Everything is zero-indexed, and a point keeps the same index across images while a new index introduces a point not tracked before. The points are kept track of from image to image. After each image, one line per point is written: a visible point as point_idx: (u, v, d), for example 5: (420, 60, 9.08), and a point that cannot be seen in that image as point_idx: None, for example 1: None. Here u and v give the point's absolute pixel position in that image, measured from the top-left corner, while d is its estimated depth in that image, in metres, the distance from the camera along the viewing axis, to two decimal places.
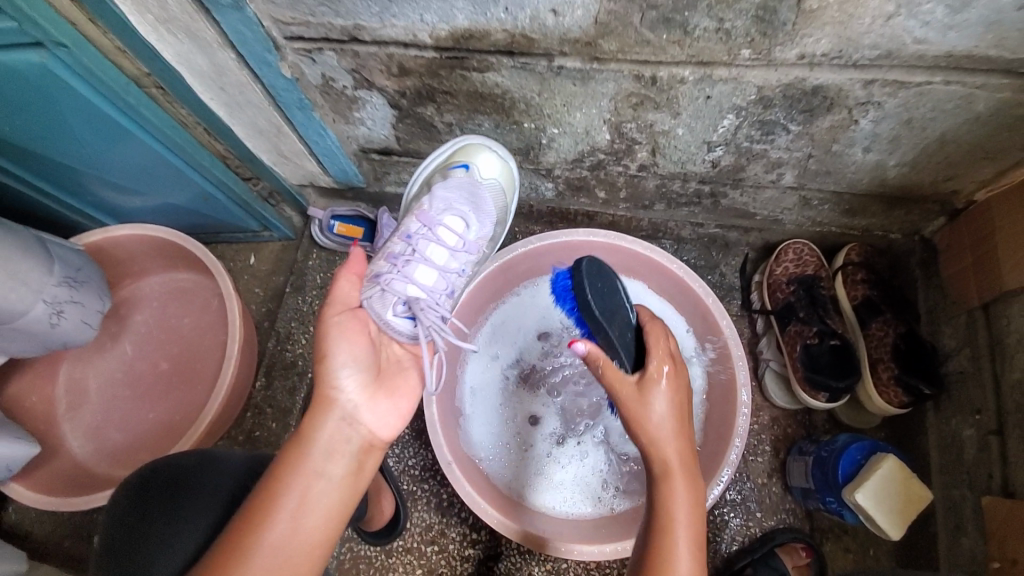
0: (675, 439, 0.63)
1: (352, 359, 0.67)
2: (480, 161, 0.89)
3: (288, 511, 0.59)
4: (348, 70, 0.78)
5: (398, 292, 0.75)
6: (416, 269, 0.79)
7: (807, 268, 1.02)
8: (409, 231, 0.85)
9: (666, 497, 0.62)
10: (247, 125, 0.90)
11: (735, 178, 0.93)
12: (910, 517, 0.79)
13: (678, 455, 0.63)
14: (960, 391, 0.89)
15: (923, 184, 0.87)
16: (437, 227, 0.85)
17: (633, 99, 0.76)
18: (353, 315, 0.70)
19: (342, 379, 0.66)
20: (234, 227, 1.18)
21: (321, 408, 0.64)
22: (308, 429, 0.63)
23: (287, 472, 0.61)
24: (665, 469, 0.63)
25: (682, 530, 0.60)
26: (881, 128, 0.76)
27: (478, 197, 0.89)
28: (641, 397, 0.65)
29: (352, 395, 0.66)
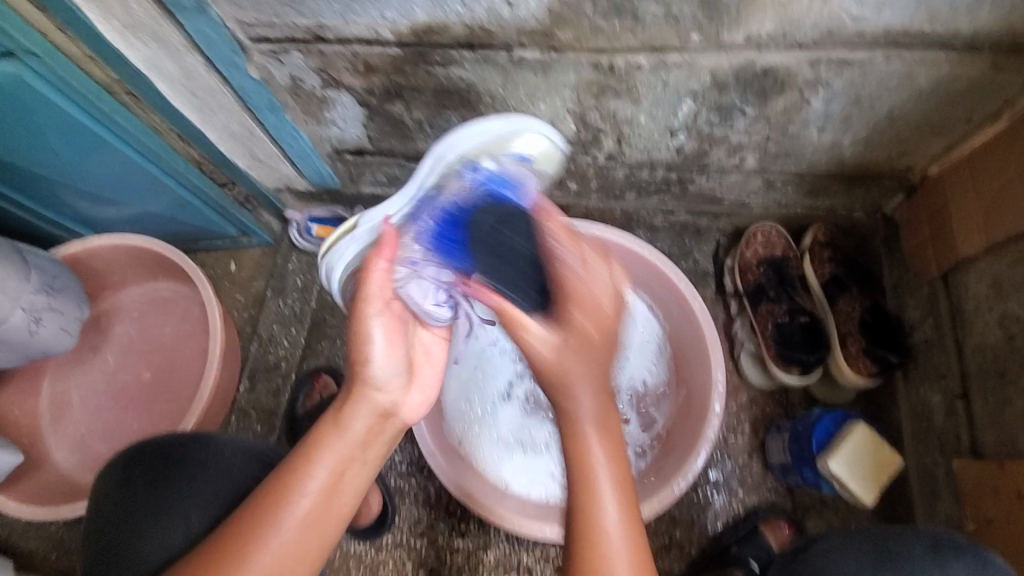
0: (590, 392, 0.57)
1: (390, 348, 0.64)
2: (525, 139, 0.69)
3: (321, 489, 0.59)
4: (315, 70, 0.80)
5: (434, 278, 0.68)
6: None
7: (775, 249, 1.04)
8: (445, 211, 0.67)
9: (583, 457, 0.58)
10: (220, 129, 0.91)
11: (700, 164, 0.95)
12: (883, 482, 0.82)
13: (596, 405, 0.58)
14: (926, 359, 0.92)
15: (879, 161, 0.90)
16: None
17: (594, 87, 0.78)
18: (389, 309, 0.64)
19: (380, 366, 0.63)
20: (213, 235, 1.19)
21: (359, 392, 0.62)
22: (340, 415, 0.61)
23: (325, 449, 0.60)
24: (574, 418, 0.58)
25: (604, 482, 0.57)
26: (832, 107, 0.79)
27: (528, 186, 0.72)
28: (561, 347, 0.57)
29: (390, 383, 0.64)
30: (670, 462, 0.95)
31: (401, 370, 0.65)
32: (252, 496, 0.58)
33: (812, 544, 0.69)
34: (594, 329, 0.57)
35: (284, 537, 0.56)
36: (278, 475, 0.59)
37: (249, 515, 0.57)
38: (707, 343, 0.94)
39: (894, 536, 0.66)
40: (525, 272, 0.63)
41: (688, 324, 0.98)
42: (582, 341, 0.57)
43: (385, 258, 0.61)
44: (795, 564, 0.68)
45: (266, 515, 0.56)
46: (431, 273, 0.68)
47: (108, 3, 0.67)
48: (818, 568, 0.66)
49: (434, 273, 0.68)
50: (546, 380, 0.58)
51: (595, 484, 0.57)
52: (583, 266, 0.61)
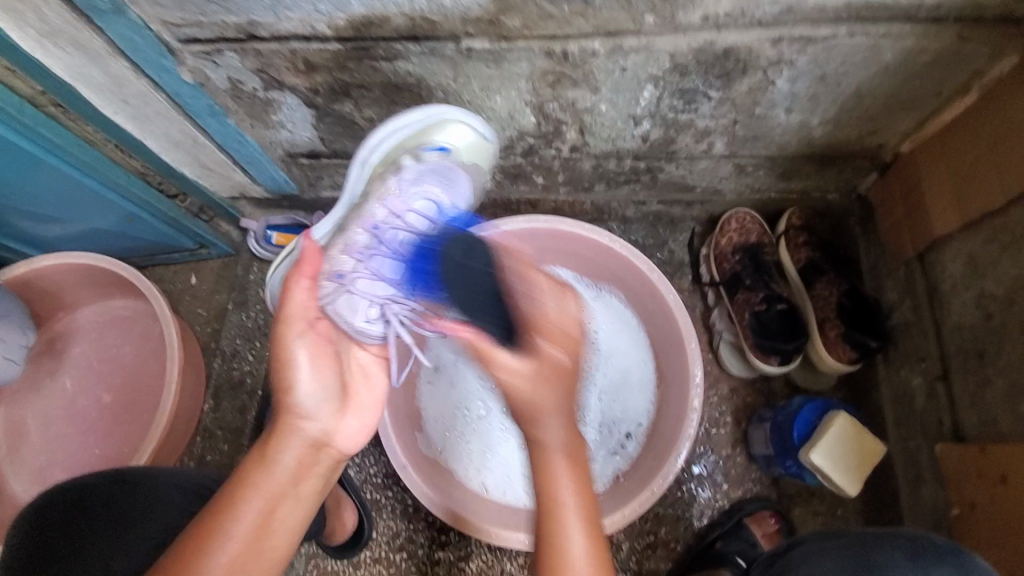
0: (560, 427, 0.59)
1: (319, 382, 0.63)
2: (450, 132, 0.81)
3: (250, 531, 0.55)
4: (254, 71, 0.75)
5: (369, 295, 0.70)
6: (382, 264, 0.73)
7: (750, 236, 1.02)
8: (374, 220, 0.76)
9: (546, 488, 0.59)
10: (161, 137, 0.86)
11: (668, 151, 0.92)
12: (866, 473, 0.79)
13: (564, 420, 0.59)
14: (906, 341, 0.90)
15: (850, 140, 0.87)
16: (406, 214, 0.76)
17: (550, 77, 0.75)
18: (314, 330, 0.64)
19: (306, 398, 0.62)
20: (170, 248, 1.13)
21: (284, 426, 0.61)
22: (268, 449, 0.59)
23: (251, 490, 0.56)
24: (547, 455, 0.59)
25: (562, 479, 0.58)
26: (798, 87, 0.76)
27: (453, 180, 0.83)
28: (528, 376, 0.58)
29: (319, 420, 0.63)
30: (651, 460, 0.92)
31: (333, 396, 0.64)
32: (178, 541, 0.54)
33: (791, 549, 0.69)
34: (564, 362, 0.59)
35: None
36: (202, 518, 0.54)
37: (171, 562, 0.52)
38: (682, 335, 0.92)
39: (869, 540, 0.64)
40: (488, 299, 0.63)
41: (662, 315, 0.96)
42: (541, 367, 0.59)
43: (306, 277, 0.63)
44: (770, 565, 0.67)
45: (187, 566, 0.51)
46: (363, 288, 0.70)
47: (17, 10, 0.61)
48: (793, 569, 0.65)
49: (364, 287, 0.70)
50: (530, 430, 0.60)
51: (557, 489, 0.58)
52: (561, 307, 0.61)
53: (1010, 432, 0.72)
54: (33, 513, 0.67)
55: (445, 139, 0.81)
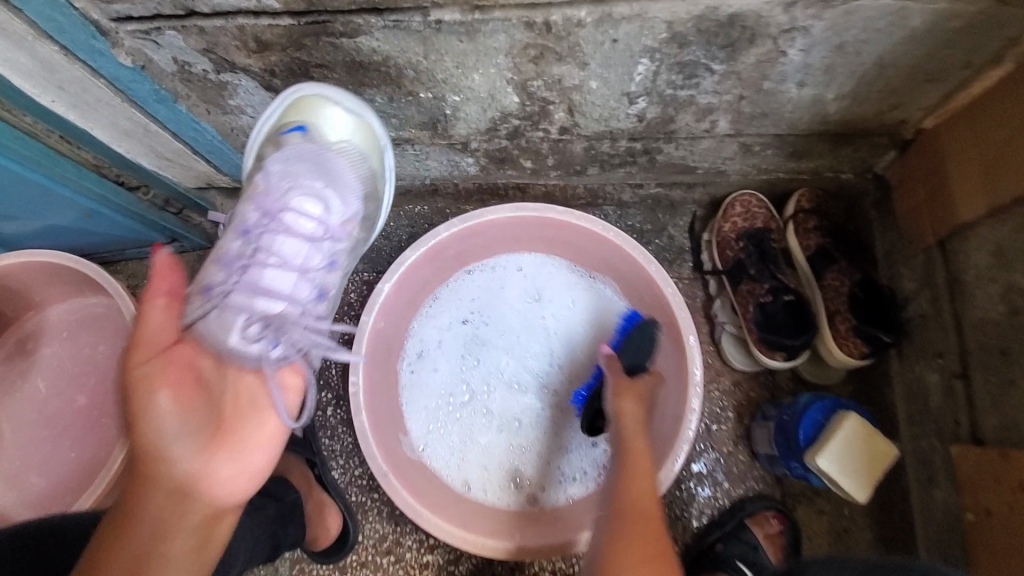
0: (645, 456, 0.73)
1: (180, 428, 0.55)
2: (327, 118, 0.74)
3: None
4: (201, 51, 0.67)
5: (245, 309, 0.65)
6: (263, 275, 0.69)
7: (756, 220, 0.95)
8: (246, 223, 0.71)
9: (634, 499, 0.69)
10: (108, 127, 0.79)
11: (666, 131, 0.84)
12: (876, 479, 0.73)
13: (642, 440, 0.75)
14: (922, 335, 0.83)
15: (868, 116, 0.79)
16: (283, 215, 0.72)
17: (532, 51, 0.66)
18: (166, 359, 0.56)
19: (168, 448, 0.54)
20: (138, 242, 1.07)
21: (140, 483, 0.53)
22: (125, 511, 0.52)
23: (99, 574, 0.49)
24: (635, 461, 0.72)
25: (648, 490, 0.71)
26: (812, 57, 0.67)
27: (329, 166, 0.74)
28: (627, 391, 0.78)
29: (186, 470, 0.54)
30: None
31: (200, 432, 0.57)
32: None
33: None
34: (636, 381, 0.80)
35: None
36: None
37: None
38: (680, 329, 0.85)
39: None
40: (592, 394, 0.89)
41: (660, 310, 0.89)
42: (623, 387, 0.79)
43: (161, 293, 0.56)
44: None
45: None
46: (237, 304, 0.65)
47: None
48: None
49: (234, 299, 0.65)
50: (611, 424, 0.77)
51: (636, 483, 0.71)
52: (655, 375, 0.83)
53: None
54: None
55: (311, 121, 0.74)
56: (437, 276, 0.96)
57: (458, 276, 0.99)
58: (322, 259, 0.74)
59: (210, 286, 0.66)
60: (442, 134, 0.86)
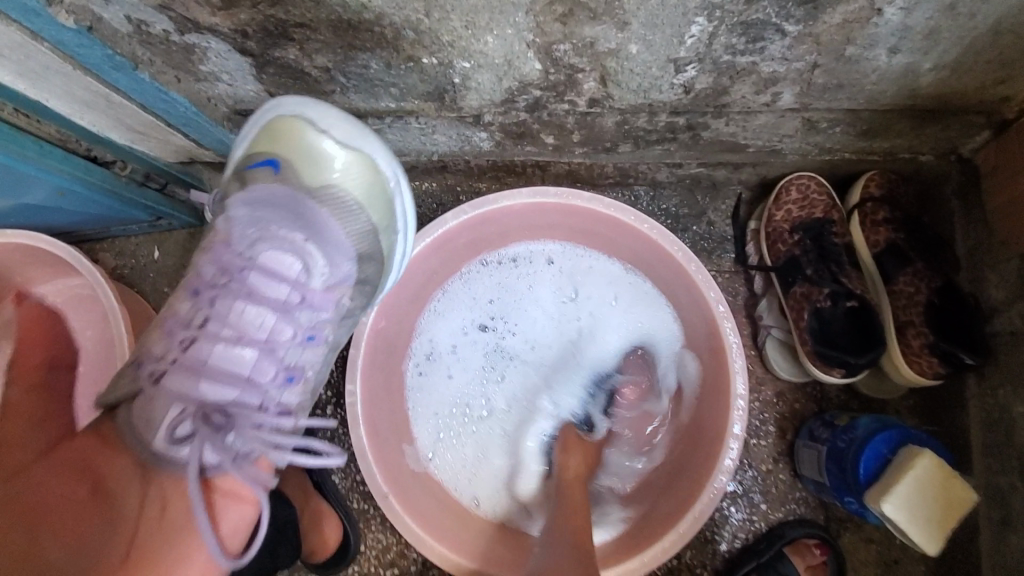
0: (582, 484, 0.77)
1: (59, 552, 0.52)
2: (312, 156, 0.65)
3: None
4: (156, 7, 0.55)
5: (188, 397, 0.59)
6: (212, 353, 0.62)
7: (815, 210, 0.81)
8: (204, 283, 0.64)
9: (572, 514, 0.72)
10: (66, 98, 0.68)
11: (716, 104, 0.70)
12: (950, 528, 0.63)
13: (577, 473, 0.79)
14: (1010, 356, 0.71)
15: (971, 89, 0.64)
16: (246, 274, 0.64)
17: (558, 8, 0.53)
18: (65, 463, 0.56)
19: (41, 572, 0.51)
20: (122, 220, 0.97)
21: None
22: None
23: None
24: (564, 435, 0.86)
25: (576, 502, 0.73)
26: (916, 17, 0.53)
27: (305, 216, 0.65)
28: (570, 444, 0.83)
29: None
30: (677, 485, 0.79)
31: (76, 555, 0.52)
32: None
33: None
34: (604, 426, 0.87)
35: None
36: None
37: None
38: (723, 340, 0.75)
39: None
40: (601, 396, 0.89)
41: (700, 315, 0.78)
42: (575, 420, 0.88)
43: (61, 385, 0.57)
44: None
45: None
46: (176, 390, 0.59)
47: None
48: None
49: (174, 384, 0.59)
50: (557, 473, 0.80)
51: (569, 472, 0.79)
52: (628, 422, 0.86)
53: None
54: None
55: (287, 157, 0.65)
56: (447, 268, 0.86)
57: (470, 267, 0.88)
58: (291, 332, 0.65)
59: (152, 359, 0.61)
60: (450, 106, 0.74)
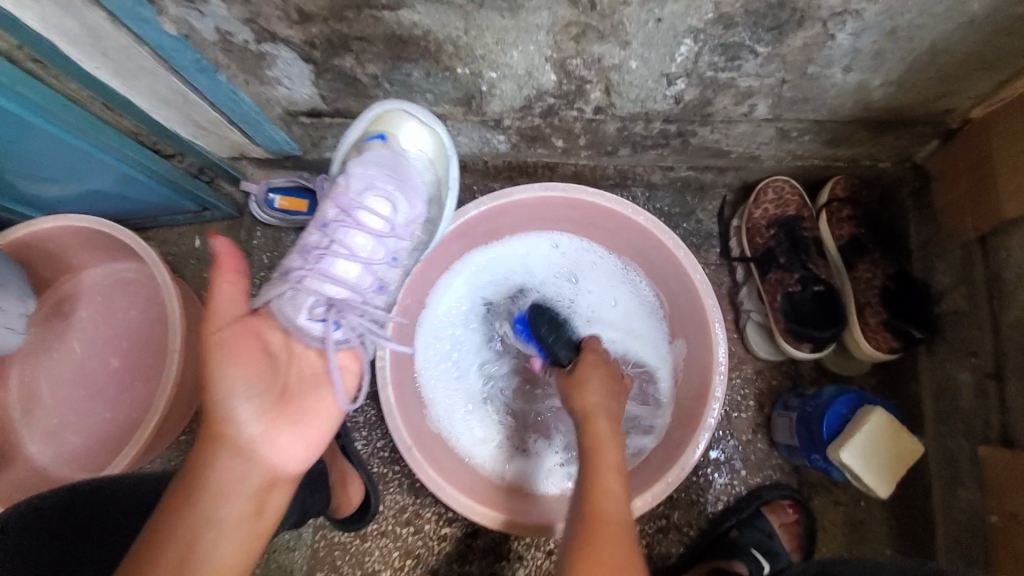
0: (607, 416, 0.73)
1: (246, 388, 0.57)
2: (406, 133, 0.76)
3: (169, 564, 0.50)
4: (243, 21, 0.67)
5: (314, 294, 0.66)
6: (334, 266, 0.69)
7: (788, 208, 0.93)
8: (325, 219, 0.72)
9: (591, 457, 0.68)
10: (149, 95, 0.80)
11: (703, 114, 0.83)
12: (901, 473, 0.73)
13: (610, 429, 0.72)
14: (955, 332, 0.82)
15: (914, 104, 0.77)
16: (357, 211, 0.72)
17: (573, 29, 0.65)
18: (243, 327, 0.59)
19: (236, 411, 0.56)
20: (172, 210, 1.08)
21: (209, 445, 0.55)
22: (193, 476, 0.53)
23: (172, 519, 0.51)
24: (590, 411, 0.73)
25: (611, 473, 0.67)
26: (861, 42, 0.65)
27: (402, 171, 0.75)
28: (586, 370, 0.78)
29: (251, 430, 0.56)
30: (666, 449, 0.88)
31: (260, 399, 0.58)
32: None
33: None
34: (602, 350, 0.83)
35: None
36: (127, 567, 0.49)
37: None
38: (706, 314, 0.85)
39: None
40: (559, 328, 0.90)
41: (686, 296, 0.90)
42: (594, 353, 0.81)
43: (226, 276, 0.57)
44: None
45: None
46: (307, 291, 0.66)
47: None
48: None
49: (309, 286, 0.66)
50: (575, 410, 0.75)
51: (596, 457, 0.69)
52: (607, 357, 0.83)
53: None
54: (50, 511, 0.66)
55: (392, 132, 0.76)
56: (466, 253, 0.97)
57: (478, 252, 0.98)
58: (387, 256, 0.74)
59: (290, 270, 0.68)
60: (475, 111, 0.86)
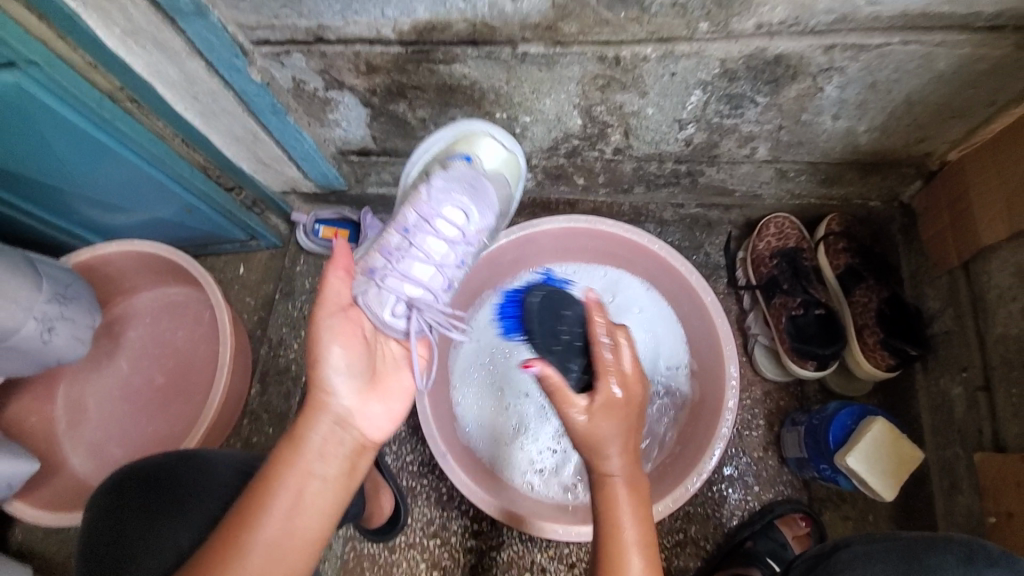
0: (620, 456, 0.65)
1: (347, 364, 0.64)
2: (482, 148, 0.88)
3: (280, 511, 0.56)
4: (317, 71, 0.79)
5: (395, 290, 0.74)
6: (411, 266, 0.77)
7: (789, 241, 1.03)
8: (405, 223, 0.81)
9: (608, 509, 0.64)
10: (223, 133, 0.91)
11: (710, 155, 0.93)
12: (904, 478, 0.80)
13: (626, 473, 0.65)
14: (947, 350, 0.90)
15: (897, 147, 0.88)
16: (435, 219, 0.82)
17: (600, 81, 0.77)
18: (344, 315, 0.67)
19: (336, 384, 0.63)
20: (223, 238, 1.18)
21: (312, 411, 0.62)
22: (296, 433, 0.61)
23: (284, 471, 0.58)
24: (612, 485, 0.64)
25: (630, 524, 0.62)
26: (847, 94, 0.76)
27: (478, 187, 0.86)
28: (597, 415, 0.65)
29: (347, 401, 0.64)
30: (682, 461, 0.93)
31: (359, 374, 0.65)
32: (217, 530, 0.56)
33: (834, 553, 0.65)
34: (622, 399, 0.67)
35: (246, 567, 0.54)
36: (243, 510, 0.56)
37: (205, 555, 0.54)
38: (718, 334, 0.93)
39: (926, 545, 0.61)
40: (571, 348, 0.73)
41: (700, 318, 0.97)
42: (609, 404, 0.66)
43: (340, 270, 0.67)
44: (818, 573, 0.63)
45: (229, 546, 0.54)
46: (389, 286, 0.74)
47: (106, 10, 0.66)
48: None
49: (391, 283, 0.74)
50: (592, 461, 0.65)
51: (621, 548, 0.61)
52: (617, 354, 0.70)
53: None
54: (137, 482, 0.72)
55: (473, 152, 0.88)
56: (495, 279, 1.06)
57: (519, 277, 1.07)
58: (456, 260, 0.82)
59: (372, 267, 0.75)
60: None
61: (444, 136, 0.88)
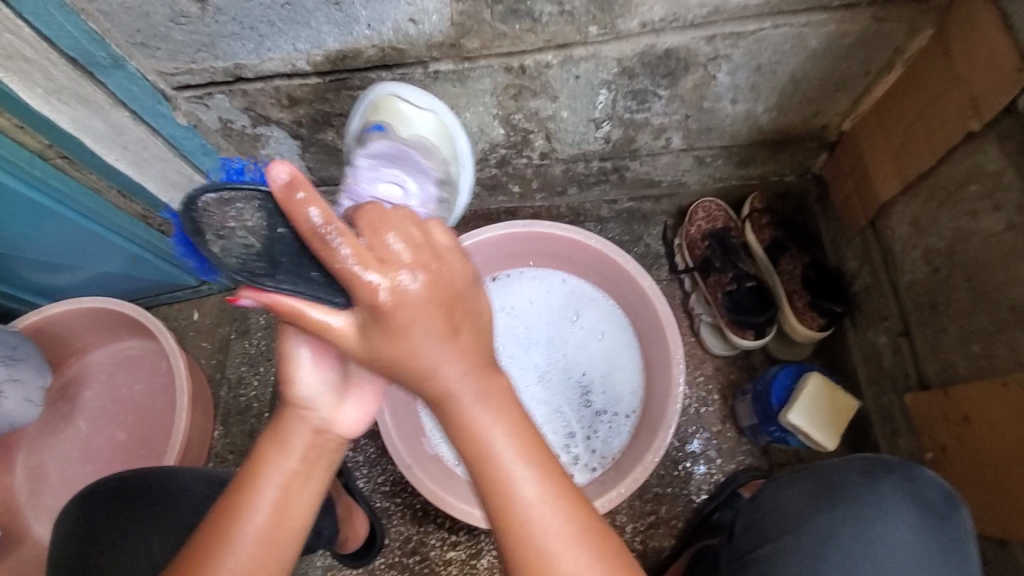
0: (444, 354, 0.50)
1: (319, 375, 0.62)
2: (395, 110, 0.77)
3: (268, 504, 0.57)
4: (242, 109, 0.82)
5: None
6: None
7: (717, 223, 1.09)
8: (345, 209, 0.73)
9: (492, 479, 0.50)
10: (159, 180, 0.93)
11: (630, 150, 0.99)
12: (842, 426, 0.87)
13: (472, 383, 0.51)
14: (868, 303, 0.97)
15: (797, 124, 0.95)
16: (372, 199, 0.72)
17: (512, 90, 0.82)
18: (312, 334, 0.62)
19: (305, 389, 0.61)
20: (173, 286, 1.19)
21: (288, 414, 0.61)
22: (280, 432, 0.60)
23: (267, 469, 0.58)
24: (457, 407, 0.51)
25: (515, 469, 0.50)
26: (738, 79, 0.83)
27: (405, 156, 0.77)
28: (367, 329, 0.48)
29: (321, 404, 0.62)
30: (642, 443, 0.96)
31: (332, 386, 0.63)
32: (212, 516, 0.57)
33: (763, 491, 0.74)
34: (403, 300, 0.47)
35: (240, 559, 0.55)
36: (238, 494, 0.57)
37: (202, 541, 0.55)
38: (660, 315, 0.97)
39: (833, 467, 0.70)
40: None
41: (643, 304, 1.01)
42: (392, 322, 0.48)
43: None
44: (752, 512, 0.73)
45: (224, 536, 0.55)
46: None
47: None
48: (769, 511, 0.71)
49: None
50: (421, 387, 0.51)
51: (509, 482, 0.50)
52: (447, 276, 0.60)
53: (965, 372, 0.79)
54: (102, 500, 0.70)
55: (390, 121, 0.77)
56: None
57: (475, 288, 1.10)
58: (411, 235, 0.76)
59: None
60: None
61: (362, 110, 0.79)
